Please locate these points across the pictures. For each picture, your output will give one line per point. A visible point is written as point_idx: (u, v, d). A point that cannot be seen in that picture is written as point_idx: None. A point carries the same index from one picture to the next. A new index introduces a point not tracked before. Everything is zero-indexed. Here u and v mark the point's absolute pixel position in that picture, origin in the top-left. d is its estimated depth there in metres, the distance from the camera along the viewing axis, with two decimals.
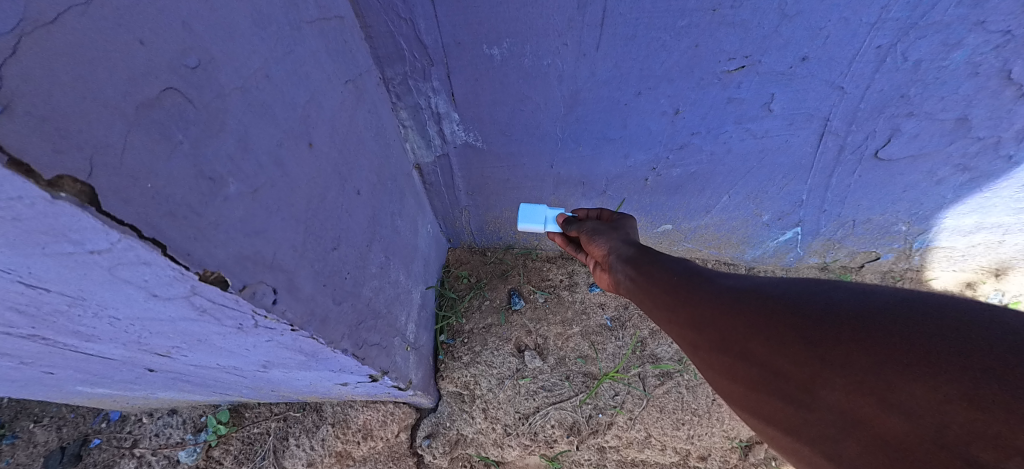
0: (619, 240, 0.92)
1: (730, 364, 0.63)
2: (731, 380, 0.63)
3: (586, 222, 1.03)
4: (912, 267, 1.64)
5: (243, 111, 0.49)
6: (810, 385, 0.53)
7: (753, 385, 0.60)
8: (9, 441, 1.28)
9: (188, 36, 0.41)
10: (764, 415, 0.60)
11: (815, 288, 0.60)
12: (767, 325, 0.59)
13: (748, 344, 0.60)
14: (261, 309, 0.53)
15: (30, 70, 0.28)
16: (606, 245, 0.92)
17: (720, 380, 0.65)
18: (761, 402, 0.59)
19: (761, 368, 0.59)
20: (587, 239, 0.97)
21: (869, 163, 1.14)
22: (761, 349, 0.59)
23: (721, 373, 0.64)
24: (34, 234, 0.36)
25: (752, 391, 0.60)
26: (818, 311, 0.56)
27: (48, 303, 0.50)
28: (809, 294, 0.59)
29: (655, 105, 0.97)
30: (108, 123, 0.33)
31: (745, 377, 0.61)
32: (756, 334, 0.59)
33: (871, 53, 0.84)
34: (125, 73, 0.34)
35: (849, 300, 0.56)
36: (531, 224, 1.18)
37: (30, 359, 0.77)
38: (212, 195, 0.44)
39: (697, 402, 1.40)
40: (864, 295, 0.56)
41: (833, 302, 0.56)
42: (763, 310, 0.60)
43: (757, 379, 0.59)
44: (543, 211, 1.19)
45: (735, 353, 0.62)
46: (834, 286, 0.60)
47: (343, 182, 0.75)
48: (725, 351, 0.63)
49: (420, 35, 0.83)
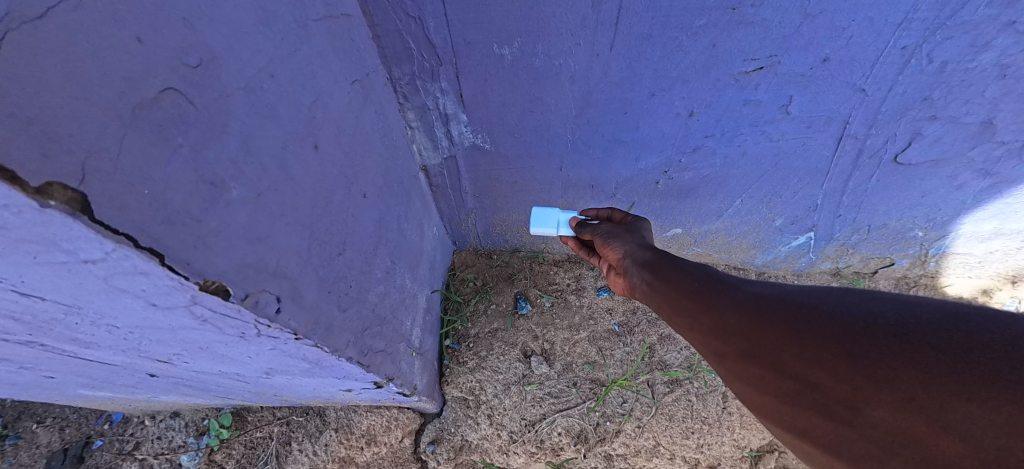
0: (635, 243, 0.89)
1: (760, 377, 0.60)
2: (761, 393, 0.61)
3: (600, 224, 1.00)
4: (926, 274, 1.60)
5: (247, 112, 0.47)
6: (852, 401, 0.51)
7: (787, 399, 0.57)
8: (12, 441, 1.27)
9: (189, 34, 0.38)
10: (798, 431, 0.57)
11: (852, 299, 0.59)
12: (802, 336, 0.57)
13: (781, 355, 0.58)
14: (263, 319, 0.51)
15: (15, 68, 0.26)
16: (621, 249, 0.89)
17: (748, 393, 0.63)
18: (795, 417, 0.57)
19: (796, 380, 0.56)
20: (601, 243, 0.95)
21: (887, 167, 1.11)
22: (796, 361, 0.56)
23: (750, 384, 0.62)
24: (23, 243, 0.33)
25: (785, 405, 0.58)
26: (858, 323, 0.54)
27: (43, 311, 0.48)
28: (845, 306, 0.58)
29: (669, 107, 0.95)
30: (102, 125, 0.31)
31: (778, 390, 0.58)
32: (791, 345, 0.57)
33: (895, 54, 0.81)
34: (120, 72, 0.32)
35: (890, 313, 0.54)
36: (545, 227, 1.14)
37: (29, 364, 0.75)
38: (213, 201, 0.42)
39: (707, 410, 1.37)
40: (907, 307, 0.55)
41: (874, 314, 0.55)
42: (797, 320, 0.58)
43: (790, 392, 0.57)
44: (555, 214, 1.16)
45: (766, 364, 0.59)
46: (871, 298, 0.58)
47: (349, 185, 0.73)
48: (755, 362, 0.61)
49: (429, 34, 0.80)
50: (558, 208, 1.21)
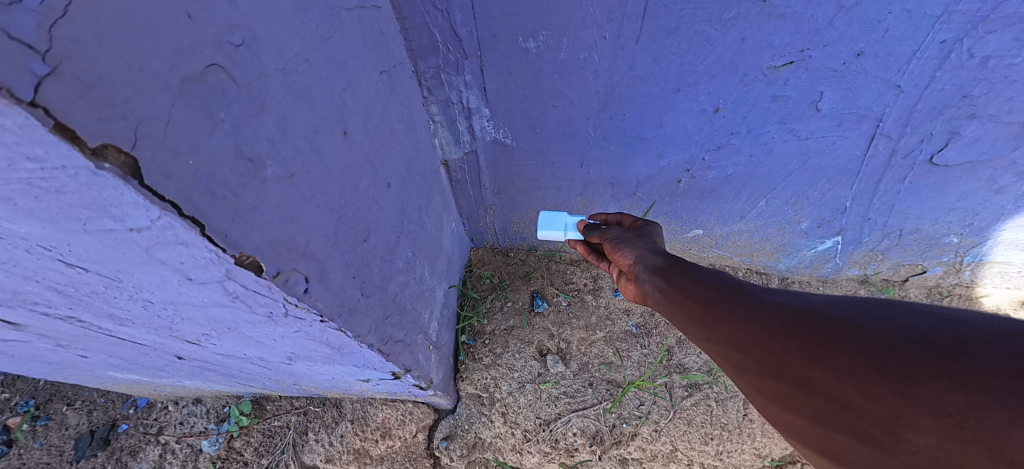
0: (646, 249, 0.87)
1: (786, 394, 0.58)
2: (788, 412, 0.58)
3: (609, 229, 0.99)
4: (961, 283, 1.53)
5: (283, 93, 0.48)
6: (893, 425, 0.49)
7: (815, 418, 0.55)
8: (43, 422, 1.33)
9: (233, 13, 0.40)
10: (831, 455, 0.54)
11: (884, 313, 0.57)
12: (831, 353, 0.55)
13: (809, 372, 0.56)
14: (292, 298, 0.52)
15: (80, 34, 0.27)
16: (632, 255, 0.88)
17: (773, 410, 0.60)
18: (828, 439, 0.54)
19: (826, 400, 0.54)
20: (611, 248, 0.94)
21: (922, 169, 1.07)
22: (824, 379, 0.54)
23: (775, 402, 0.59)
24: (76, 207, 0.35)
25: (816, 425, 0.55)
26: (892, 339, 0.53)
27: (86, 284, 0.50)
28: (876, 320, 0.56)
29: (693, 102, 0.93)
30: (153, 95, 0.32)
31: (806, 409, 0.56)
32: (819, 361, 0.55)
33: (934, 48, 0.78)
34: (172, 45, 0.33)
35: (928, 329, 0.53)
36: (551, 230, 1.18)
37: (67, 341, 0.78)
38: (250, 178, 0.43)
39: (727, 416, 1.34)
40: (946, 325, 0.53)
41: (911, 330, 0.53)
42: (824, 334, 0.56)
43: (820, 412, 0.54)
44: (563, 218, 1.19)
45: (792, 381, 0.57)
46: (905, 313, 0.57)
47: (374, 174, 0.74)
48: (782, 379, 0.58)
49: (455, 27, 0.81)
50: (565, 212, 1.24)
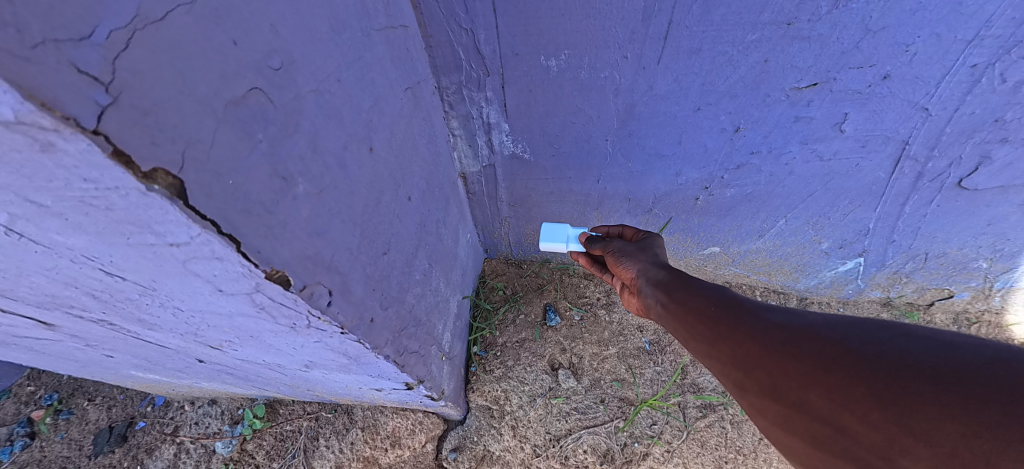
0: (648, 262, 0.85)
1: (785, 416, 0.55)
2: (788, 434, 0.56)
3: (612, 240, 0.97)
4: (991, 309, 1.47)
5: (316, 113, 0.50)
6: (887, 451, 0.47)
7: (814, 441, 0.53)
8: (65, 416, 1.37)
9: (274, 39, 0.42)
10: None
11: (883, 335, 0.55)
12: (829, 375, 0.53)
13: (807, 395, 0.54)
14: (316, 311, 0.53)
15: (139, 64, 0.29)
16: (634, 269, 0.85)
17: (774, 431, 0.58)
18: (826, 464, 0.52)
19: (824, 423, 0.52)
20: (613, 262, 0.92)
21: (950, 192, 1.04)
22: (820, 401, 0.52)
23: (774, 422, 0.57)
24: (122, 224, 0.37)
25: (815, 449, 0.53)
26: (888, 362, 0.51)
27: (121, 291, 0.52)
28: (873, 342, 0.54)
29: (714, 121, 0.93)
30: (199, 119, 0.34)
31: (805, 431, 0.54)
32: (815, 385, 0.53)
33: (964, 72, 0.77)
34: (218, 71, 0.35)
35: (925, 353, 0.51)
36: (553, 243, 1.16)
37: (96, 341, 0.80)
38: (282, 194, 0.44)
39: (743, 440, 1.32)
40: (942, 349, 0.52)
41: (907, 353, 0.51)
42: (822, 356, 0.54)
43: (818, 435, 0.52)
44: (565, 231, 1.16)
45: (791, 402, 0.55)
46: (904, 335, 0.55)
47: (396, 188, 0.75)
48: (779, 400, 0.56)
49: (478, 45, 0.83)
50: (568, 224, 1.21)
